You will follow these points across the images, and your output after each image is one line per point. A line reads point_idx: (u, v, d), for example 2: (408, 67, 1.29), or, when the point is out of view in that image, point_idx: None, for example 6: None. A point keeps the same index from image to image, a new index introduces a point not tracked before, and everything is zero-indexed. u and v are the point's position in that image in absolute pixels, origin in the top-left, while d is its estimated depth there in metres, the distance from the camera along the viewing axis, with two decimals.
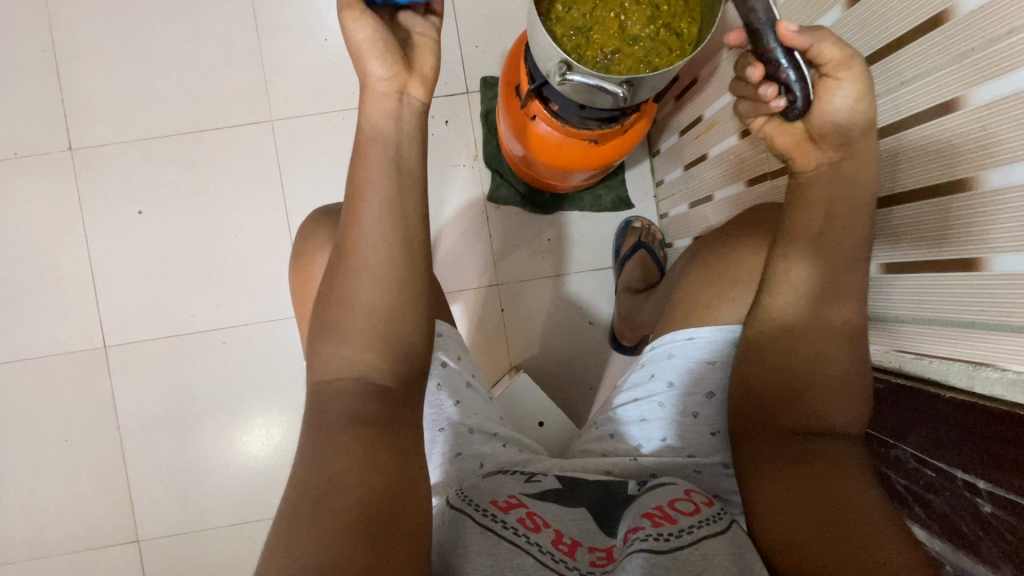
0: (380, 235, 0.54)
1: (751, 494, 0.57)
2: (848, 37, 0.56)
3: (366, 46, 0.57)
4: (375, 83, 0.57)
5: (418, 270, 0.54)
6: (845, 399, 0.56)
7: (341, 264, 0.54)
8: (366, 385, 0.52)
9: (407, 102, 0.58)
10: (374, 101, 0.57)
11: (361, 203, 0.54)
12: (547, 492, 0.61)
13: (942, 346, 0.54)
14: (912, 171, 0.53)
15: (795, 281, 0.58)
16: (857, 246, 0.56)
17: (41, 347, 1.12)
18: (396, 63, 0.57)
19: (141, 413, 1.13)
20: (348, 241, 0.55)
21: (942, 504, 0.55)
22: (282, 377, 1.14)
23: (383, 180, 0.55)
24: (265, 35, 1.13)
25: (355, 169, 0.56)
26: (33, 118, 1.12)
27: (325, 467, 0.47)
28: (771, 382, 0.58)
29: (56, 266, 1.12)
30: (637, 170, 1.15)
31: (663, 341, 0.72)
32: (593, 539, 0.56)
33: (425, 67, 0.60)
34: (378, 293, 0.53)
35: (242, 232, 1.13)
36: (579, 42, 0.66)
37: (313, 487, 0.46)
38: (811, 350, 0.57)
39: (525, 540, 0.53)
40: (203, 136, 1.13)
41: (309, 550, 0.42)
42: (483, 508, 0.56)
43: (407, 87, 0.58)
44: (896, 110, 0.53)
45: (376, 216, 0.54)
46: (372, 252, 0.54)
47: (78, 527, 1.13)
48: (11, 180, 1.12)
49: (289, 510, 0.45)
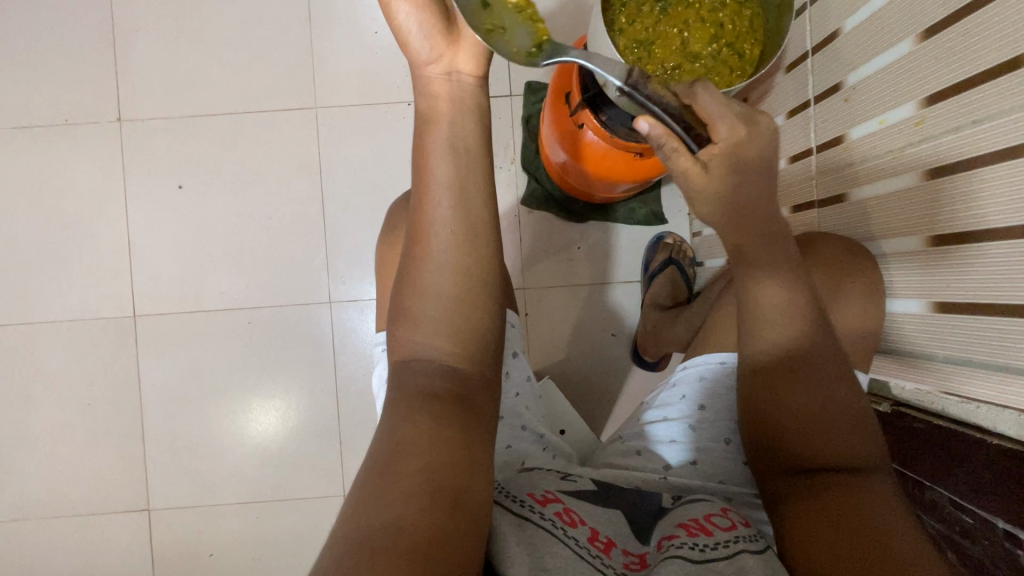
0: (445, 223, 0.53)
1: (788, 521, 0.56)
2: (917, 71, 0.55)
3: (409, 26, 0.54)
4: (424, 64, 0.55)
5: (463, 269, 0.53)
6: (859, 429, 0.56)
7: (412, 250, 0.54)
8: (415, 372, 0.53)
9: (457, 80, 0.55)
10: (433, 83, 0.55)
11: (429, 193, 0.54)
12: (584, 492, 0.63)
13: (991, 392, 0.53)
14: (963, 213, 0.52)
15: (771, 309, 0.56)
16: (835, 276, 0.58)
17: (72, 311, 1.15)
18: (440, 41, 0.54)
19: (163, 385, 1.15)
20: (417, 227, 0.54)
21: (978, 552, 0.54)
22: (302, 362, 1.15)
23: (447, 166, 0.54)
24: (317, 24, 1.14)
25: (418, 155, 0.55)
26: (87, 87, 1.14)
27: (378, 452, 0.49)
28: (778, 395, 0.57)
29: (95, 234, 1.15)
30: (673, 187, 1.14)
31: (695, 364, 0.74)
32: (628, 543, 0.58)
33: (472, 36, 0.54)
34: (445, 283, 0.53)
35: (277, 216, 1.15)
36: (640, 55, 0.65)
37: (370, 471, 0.48)
38: (809, 373, 0.56)
39: (561, 531, 0.54)
40: (247, 118, 1.15)
41: (362, 530, 0.43)
42: (521, 500, 0.59)
43: (454, 64, 0.55)
44: (955, 151, 0.52)
45: (442, 200, 0.53)
46: (441, 238, 0.53)
47: (91, 491, 1.14)
48: (60, 147, 1.15)
49: (354, 488, 0.47)
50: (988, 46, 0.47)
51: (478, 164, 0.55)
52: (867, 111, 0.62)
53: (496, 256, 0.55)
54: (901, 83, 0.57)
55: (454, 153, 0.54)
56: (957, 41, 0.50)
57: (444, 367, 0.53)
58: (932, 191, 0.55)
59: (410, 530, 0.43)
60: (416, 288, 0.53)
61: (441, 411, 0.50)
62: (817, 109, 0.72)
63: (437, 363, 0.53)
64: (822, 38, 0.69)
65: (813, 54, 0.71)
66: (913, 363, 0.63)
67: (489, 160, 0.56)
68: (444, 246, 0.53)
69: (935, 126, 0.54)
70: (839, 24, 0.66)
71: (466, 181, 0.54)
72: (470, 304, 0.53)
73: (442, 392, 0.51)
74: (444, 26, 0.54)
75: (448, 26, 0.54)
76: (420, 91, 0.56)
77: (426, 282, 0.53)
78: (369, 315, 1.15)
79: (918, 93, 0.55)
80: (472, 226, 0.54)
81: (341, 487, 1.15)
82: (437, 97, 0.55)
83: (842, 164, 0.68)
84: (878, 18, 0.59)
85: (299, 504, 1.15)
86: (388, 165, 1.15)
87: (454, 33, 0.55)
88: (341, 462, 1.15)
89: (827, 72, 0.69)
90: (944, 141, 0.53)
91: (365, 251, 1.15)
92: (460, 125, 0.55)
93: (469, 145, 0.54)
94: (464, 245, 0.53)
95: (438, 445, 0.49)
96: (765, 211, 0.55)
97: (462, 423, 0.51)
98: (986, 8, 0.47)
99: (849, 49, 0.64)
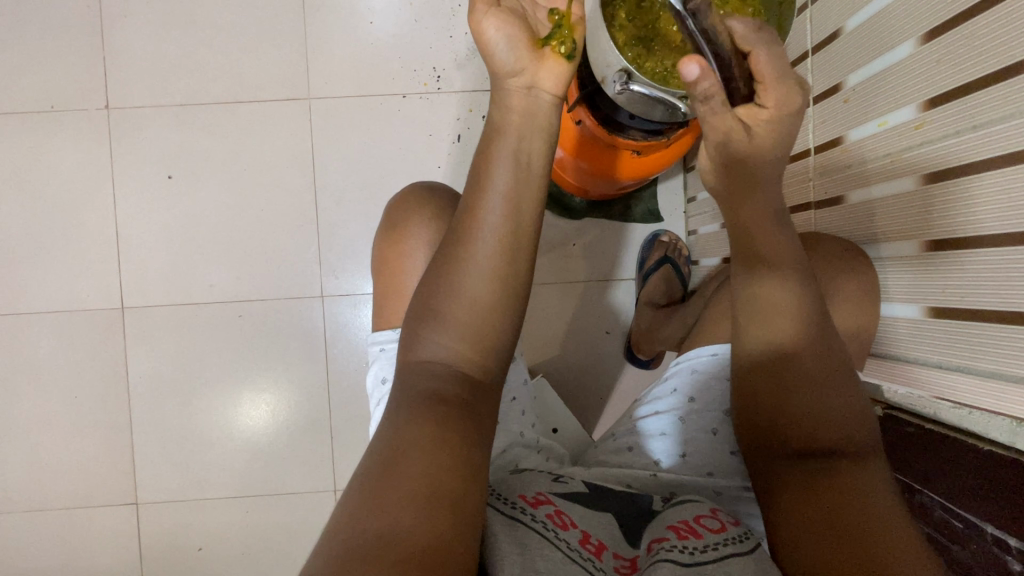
0: (494, 230, 0.52)
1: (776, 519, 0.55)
2: (920, 72, 0.54)
3: (496, 40, 0.52)
4: (506, 76, 0.54)
5: (464, 272, 0.52)
6: (859, 429, 0.55)
7: (454, 251, 0.53)
8: (416, 379, 0.52)
9: (536, 96, 0.54)
10: (516, 96, 0.54)
11: (484, 198, 0.53)
12: (576, 494, 0.63)
13: (983, 396, 0.53)
14: (968, 218, 0.51)
15: (781, 309, 0.56)
16: (794, 263, 0.57)
17: (58, 302, 1.12)
18: (526, 54, 0.53)
19: (152, 377, 1.13)
20: (463, 229, 0.53)
21: (967, 556, 0.54)
22: (293, 355, 1.14)
23: (507, 176, 0.53)
24: (311, 13, 1.12)
25: (481, 158, 0.54)
26: (73, 73, 1.12)
27: (369, 458, 0.49)
28: (765, 409, 0.58)
29: (82, 224, 1.13)
30: (669, 185, 1.14)
31: (688, 358, 0.75)
32: (618, 545, 0.58)
33: (560, 58, 0.54)
34: (481, 288, 0.52)
35: (269, 208, 1.13)
36: (640, 52, 0.65)
37: (359, 482, 0.47)
38: (816, 388, 0.56)
39: (553, 533, 0.54)
40: (239, 107, 1.13)
41: (351, 540, 0.42)
42: (512, 502, 0.58)
43: (537, 78, 0.54)
44: (959, 154, 0.51)
45: (496, 206, 0.52)
46: (486, 243, 0.52)
47: (76, 484, 1.13)
48: (45, 134, 1.12)
49: (346, 497, 0.47)
50: (992, 49, 0.47)
51: (537, 181, 0.54)
52: (868, 112, 0.62)
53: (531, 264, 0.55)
54: (903, 84, 0.57)
55: (516, 166, 0.53)
56: (960, 44, 0.50)
57: (440, 370, 0.52)
58: (932, 194, 0.55)
59: (410, 534, 0.42)
60: (454, 290, 0.52)
61: (441, 410, 0.50)
62: (816, 110, 0.71)
63: (453, 365, 0.52)
64: (823, 38, 0.69)
65: (813, 55, 0.71)
66: (903, 368, 0.63)
67: (547, 180, 0.55)
68: (489, 252, 0.52)
69: (934, 129, 0.53)
70: (840, 24, 0.65)
71: (521, 194, 0.53)
72: (465, 295, 0.52)
73: (443, 392, 0.51)
74: (531, 41, 0.53)
75: (536, 41, 0.54)
76: (497, 102, 0.54)
77: (464, 285, 0.52)
78: (361, 310, 1.14)
79: (920, 96, 0.55)
80: (518, 236, 0.53)
81: (330, 482, 1.14)
82: (512, 108, 0.54)
83: (841, 167, 0.67)
84: (881, 18, 0.59)
85: (288, 498, 1.14)
86: (383, 158, 1.14)
87: (541, 48, 0.54)
88: (332, 456, 1.14)
89: (828, 72, 0.68)
90: (945, 144, 0.53)
91: (358, 244, 1.14)
92: (529, 138, 0.54)
93: (532, 161, 0.54)
94: (508, 253, 0.53)
95: (438, 447, 0.47)
96: (760, 210, 0.58)
97: (457, 424, 0.49)
98: (987, 12, 0.47)
99: (850, 50, 0.64)
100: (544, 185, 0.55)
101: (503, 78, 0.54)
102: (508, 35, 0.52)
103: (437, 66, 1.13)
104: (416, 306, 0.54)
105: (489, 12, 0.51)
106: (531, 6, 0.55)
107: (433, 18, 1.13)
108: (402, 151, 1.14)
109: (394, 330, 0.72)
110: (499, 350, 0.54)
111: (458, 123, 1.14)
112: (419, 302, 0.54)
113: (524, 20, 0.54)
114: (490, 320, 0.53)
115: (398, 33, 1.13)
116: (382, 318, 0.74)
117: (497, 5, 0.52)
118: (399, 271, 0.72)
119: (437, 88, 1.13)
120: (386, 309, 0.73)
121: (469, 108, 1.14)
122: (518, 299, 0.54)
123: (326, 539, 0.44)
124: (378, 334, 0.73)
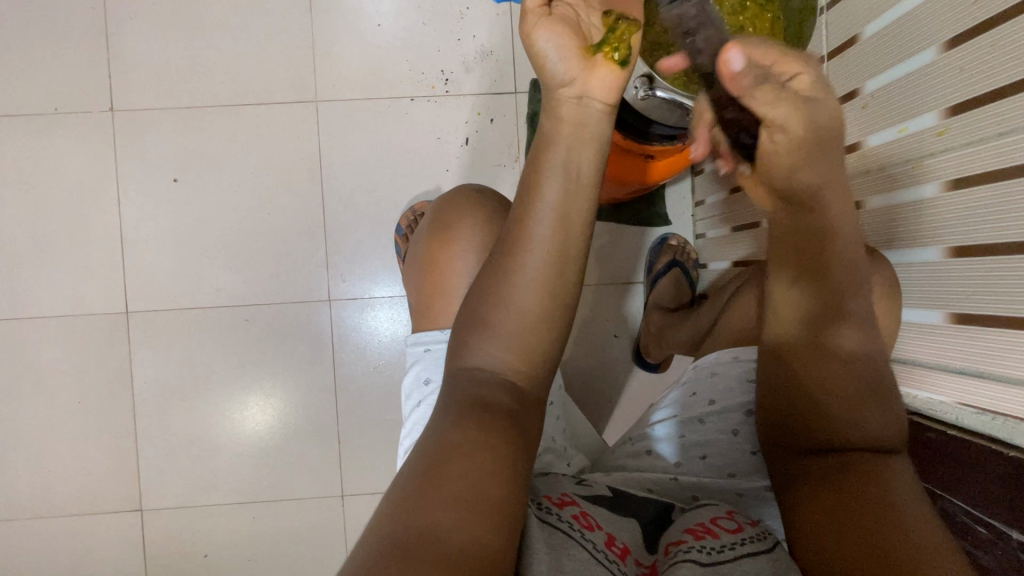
0: (544, 242, 0.52)
1: (794, 505, 0.57)
2: (940, 80, 0.55)
3: (547, 51, 0.51)
4: (557, 86, 0.52)
5: (508, 284, 0.52)
6: (880, 425, 0.55)
7: (501, 264, 0.53)
8: (448, 390, 0.53)
9: (586, 107, 0.52)
10: (568, 106, 0.53)
11: (531, 209, 0.52)
12: (600, 498, 0.63)
13: (1004, 402, 0.53)
14: (994, 224, 0.52)
15: (797, 305, 0.58)
16: (860, 279, 0.56)
17: (62, 306, 1.11)
18: (576, 64, 0.51)
19: (157, 382, 1.12)
20: (512, 241, 0.53)
21: (991, 561, 0.55)
22: (300, 360, 1.13)
23: (556, 190, 0.52)
24: (318, 15, 1.12)
25: (530, 170, 0.54)
26: (77, 75, 1.11)
27: (402, 471, 0.49)
28: (791, 407, 0.60)
29: (86, 227, 1.11)
30: (678, 188, 1.14)
31: (708, 360, 0.76)
32: (640, 551, 0.58)
33: (615, 68, 0.52)
34: (530, 301, 0.52)
35: (276, 211, 1.12)
36: (658, 58, 0.65)
37: (392, 493, 0.47)
38: (841, 389, 0.56)
39: (579, 534, 0.54)
40: (246, 110, 1.12)
41: (382, 547, 0.42)
42: (539, 503, 0.59)
43: (587, 88, 0.52)
44: (984, 162, 0.51)
45: (546, 218, 0.52)
46: (536, 256, 0.52)
47: (81, 491, 1.11)
48: (49, 136, 1.11)
49: (378, 509, 0.47)
50: (1014, 57, 0.47)
51: (586, 194, 0.53)
52: (891, 117, 0.62)
53: (579, 276, 0.54)
54: (923, 93, 0.57)
55: (566, 179, 0.52)
56: (983, 52, 0.50)
57: (466, 377, 0.52)
58: (956, 202, 0.55)
59: (444, 538, 0.42)
60: (501, 303, 0.52)
61: (469, 416, 0.50)
62: None
63: (500, 376, 0.52)
64: (839, 44, 0.69)
65: (828, 61, 0.72)
66: (924, 374, 0.64)
67: (597, 192, 0.54)
68: (537, 264, 0.52)
69: (956, 136, 0.54)
70: (857, 30, 0.66)
71: (570, 207, 0.52)
72: (496, 297, 0.52)
73: (468, 400, 0.51)
74: (584, 51, 0.52)
75: (588, 50, 0.52)
76: (547, 116, 0.54)
77: (512, 297, 0.52)
78: (369, 313, 1.14)
79: (940, 103, 0.55)
80: (565, 248, 0.52)
81: (338, 487, 1.13)
82: (562, 120, 0.53)
83: (860, 172, 0.67)
84: (899, 26, 0.59)
85: (295, 503, 1.13)
86: (391, 161, 1.13)
87: (592, 56, 0.52)
88: (340, 461, 1.13)
89: (843, 80, 0.69)
90: (966, 151, 0.53)
91: (365, 247, 1.13)
92: (578, 149, 0.52)
93: (582, 173, 0.53)
94: (556, 267, 0.52)
95: (467, 454, 0.47)
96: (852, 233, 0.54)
97: (484, 427, 0.49)
98: (1011, 20, 0.47)
99: (867, 56, 0.64)
100: (595, 196, 0.54)
101: (554, 90, 0.53)
102: (563, 47, 0.51)
103: (446, 69, 1.13)
104: (462, 319, 0.54)
105: (542, 24, 0.51)
106: (585, 11, 0.54)
107: (441, 21, 1.12)
108: (410, 154, 1.14)
109: (442, 330, 0.72)
110: (546, 360, 0.54)
111: (467, 126, 1.14)
112: (464, 311, 0.55)
113: (576, 28, 0.52)
114: (537, 334, 0.52)
115: (406, 36, 1.12)
116: (426, 318, 0.74)
117: (551, 17, 0.51)
118: (446, 272, 0.72)
119: (445, 91, 1.13)
120: (430, 309, 0.74)
121: (478, 112, 1.13)
122: (564, 313, 0.53)
123: (360, 547, 0.43)
124: (423, 335, 0.73)
